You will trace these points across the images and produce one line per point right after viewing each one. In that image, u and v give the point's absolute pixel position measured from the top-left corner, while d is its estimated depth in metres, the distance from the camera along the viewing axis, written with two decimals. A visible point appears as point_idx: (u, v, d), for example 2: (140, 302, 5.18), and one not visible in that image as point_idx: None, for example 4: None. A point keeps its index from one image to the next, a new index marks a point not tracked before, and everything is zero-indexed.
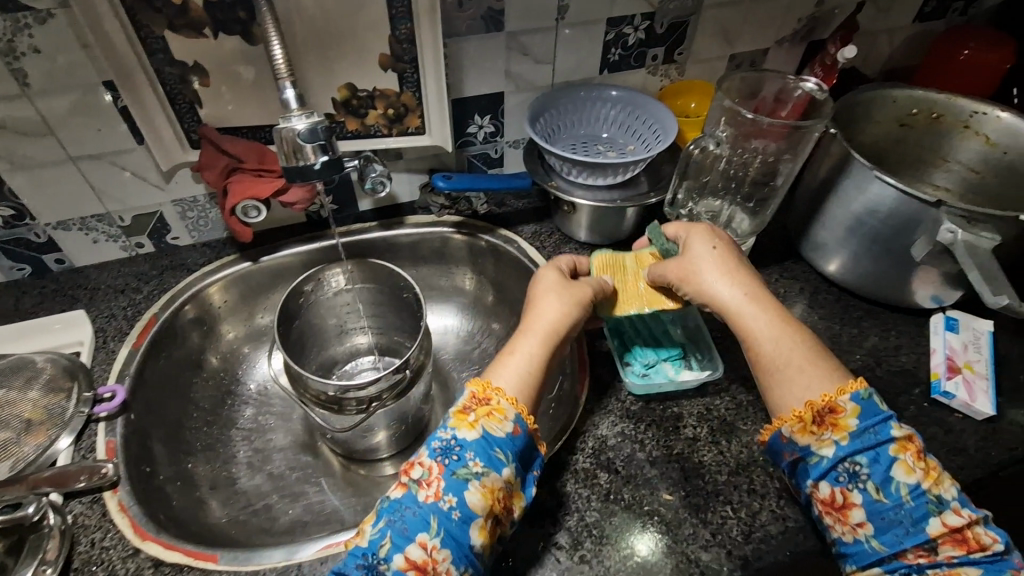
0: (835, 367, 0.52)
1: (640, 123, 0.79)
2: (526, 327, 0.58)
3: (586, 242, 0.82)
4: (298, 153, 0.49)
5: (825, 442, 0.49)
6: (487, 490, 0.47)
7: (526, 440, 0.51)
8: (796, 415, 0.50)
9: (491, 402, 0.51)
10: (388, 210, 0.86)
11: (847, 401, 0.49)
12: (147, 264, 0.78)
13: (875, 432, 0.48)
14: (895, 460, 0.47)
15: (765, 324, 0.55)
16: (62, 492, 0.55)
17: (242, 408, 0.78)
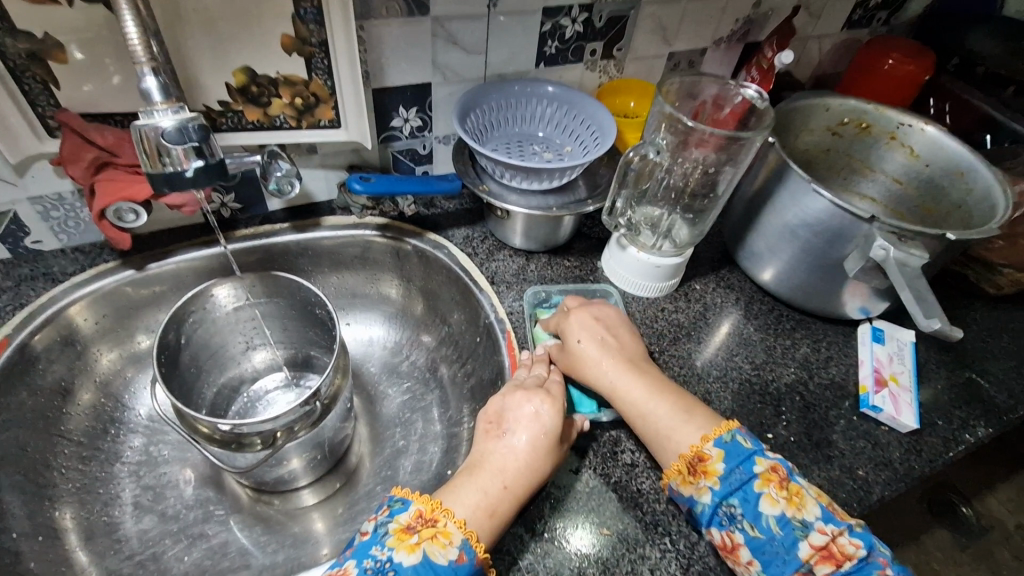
0: (698, 419, 0.55)
1: (577, 124, 0.74)
2: (490, 469, 0.50)
3: (520, 248, 0.77)
4: (163, 156, 0.41)
5: (703, 490, 0.51)
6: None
7: (472, 573, 0.45)
8: (676, 470, 0.53)
9: (438, 523, 0.46)
10: (303, 210, 0.77)
11: (711, 448, 0.52)
12: (1, 273, 0.65)
13: (740, 471, 0.50)
14: (761, 494, 0.49)
15: (643, 400, 0.56)
16: None
17: (128, 439, 0.68)
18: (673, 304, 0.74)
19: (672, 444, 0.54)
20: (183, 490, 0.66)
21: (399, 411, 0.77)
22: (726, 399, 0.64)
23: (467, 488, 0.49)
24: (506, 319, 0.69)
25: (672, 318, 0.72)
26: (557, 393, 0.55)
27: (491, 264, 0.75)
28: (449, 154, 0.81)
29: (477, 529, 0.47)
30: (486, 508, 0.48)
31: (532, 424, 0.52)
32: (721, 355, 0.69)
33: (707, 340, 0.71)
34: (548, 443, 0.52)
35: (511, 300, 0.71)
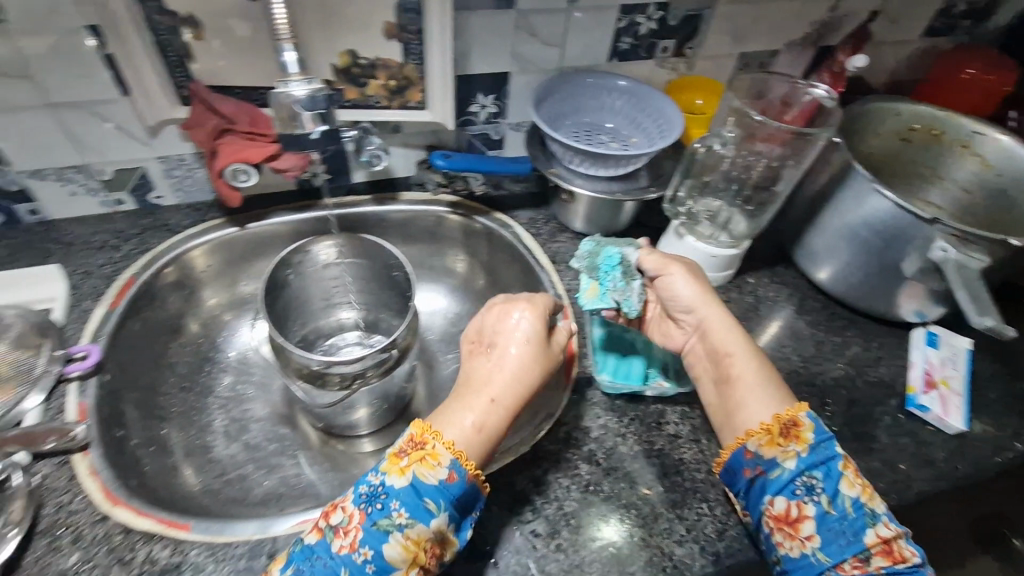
0: (785, 392, 0.55)
1: (645, 116, 0.78)
2: (478, 384, 0.51)
3: (580, 232, 0.82)
4: (294, 120, 0.49)
5: (788, 455, 0.51)
6: (410, 543, 0.44)
7: (463, 488, 0.47)
8: (765, 428, 0.53)
9: (426, 446, 0.47)
10: (383, 184, 0.84)
11: (805, 416, 0.53)
12: (128, 221, 0.75)
13: (828, 448, 0.51)
14: (842, 474, 0.50)
15: (742, 346, 0.58)
16: (30, 452, 0.52)
17: (220, 376, 0.77)
18: (725, 295, 0.77)
19: (762, 399, 0.54)
20: (264, 425, 0.74)
21: (455, 375, 0.83)
22: None
23: (456, 409, 0.50)
24: (564, 295, 0.74)
25: None
26: (541, 302, 0.55)
27: (552, 245, 0.80)
28: (520, 140, 0.86)
29: (464, 447, 0.48)
30: (479, 420, 0.49)
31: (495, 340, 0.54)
32: (768, 346, 0.71)
33: (756, 331, 0.73)
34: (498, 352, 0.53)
35: (568, 279, 0.76)
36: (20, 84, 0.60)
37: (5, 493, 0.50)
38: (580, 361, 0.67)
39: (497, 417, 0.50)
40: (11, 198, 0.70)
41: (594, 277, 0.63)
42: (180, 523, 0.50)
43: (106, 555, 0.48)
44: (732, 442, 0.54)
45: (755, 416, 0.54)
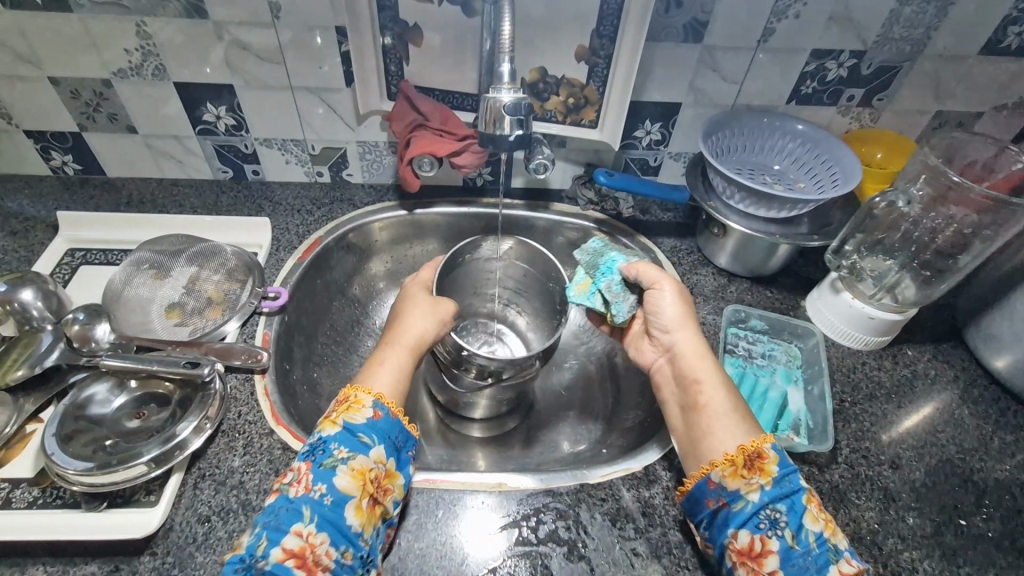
0: (753, 422, 0.52)
1: (818, 163, 0.75)
2: (394, 339, 0.59)
3: (723, 268, 0.80)
4: (497, 123, 0.56)
5: (752, 487, 0.47)
6: (357, 472, 0.46)
7: (391, 424, 0.50)
8: (728, 458, 0.48)
9: (350, 399, 0.51)
10: (537, 192, 0.89)
11: (770, 449, 0.48)
12: (322, 191, 0.87)
13: (792, 481, 0.47)
14: (805, 508, 0.46)
15: (711, 373, 0.55)
16: (224, 364, 0.62)
17: (366, 338, 0.86)
18: (877, 362, 0.71)
19: (734, 429, 0.51)
20: None
21: (570, 384, 0.85)
22: (919, 472, 0.60)
23: (375, 366, 0.55)
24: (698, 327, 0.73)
25: (872, 374, 0.69)
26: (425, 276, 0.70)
27: (693, 277, 0.80)
28: (676, 170, 0.87)
29: (390, 394, 0.52)
30: (397, 370, 0.55)
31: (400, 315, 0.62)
32: (923, 427, 0.65)
33: (909, 408, 0.66)
34: (410, 316, 0.61)
35: (705, 312, 0.75)
36: (275, 68, 0.74)
37: (206, 393, 0.58)
38: None
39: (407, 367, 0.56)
40: (244, 158, 0.85)
41: (590, 274, 0.67)
42: None
43: (267, 464, 0.56)
44: (695, 475, 0.50)
45: (720, 446, 0.50)
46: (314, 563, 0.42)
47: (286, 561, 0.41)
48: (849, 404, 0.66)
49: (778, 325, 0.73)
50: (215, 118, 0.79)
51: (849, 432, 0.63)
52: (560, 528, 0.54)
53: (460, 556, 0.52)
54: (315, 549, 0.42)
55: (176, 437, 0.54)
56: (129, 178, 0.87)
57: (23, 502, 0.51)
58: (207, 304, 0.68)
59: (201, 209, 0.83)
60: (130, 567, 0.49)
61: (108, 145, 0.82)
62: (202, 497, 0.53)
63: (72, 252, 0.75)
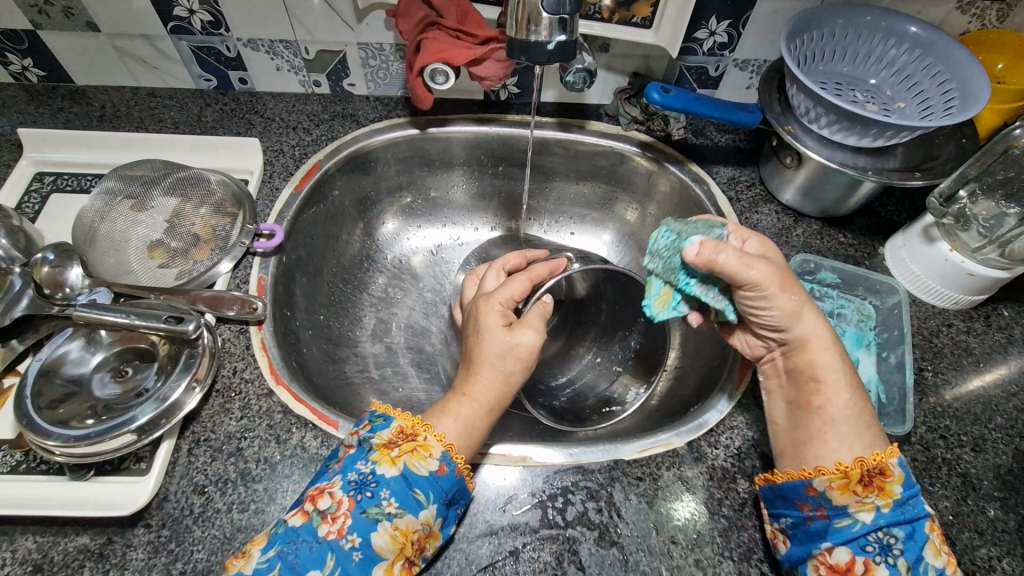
0: (877, 431, 0.46)
1: (928, 78, 0.60)
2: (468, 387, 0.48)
3: (788, 206, 0.68)
4: (530, 24, 0.43)
5: (865, 506, 0.42)
6: (398, 534, 0.41)
7: (452, 482, 0.43)
8: (842, 470, 0.43)
9: (417, 437, 0.44)
10: (571, 108, 0.76)
11: (895, 466, 0.43)
12: (320, 105, 0.75)
13: (914, 505, 0.42)
14: (928, 538, 0.41)
15: (834, 374, 0.47)
16: (214, 314, 0.55)
17: (376, 275, 0.78)
18: (966, 324, 0.60)
19: (855, 438, 0.45)
20: (408, 333, 0.76)
21: None
22: (1006, 456, 0.52)
23: (446, 413, 0.46)
24: None
25: (959, 338, 0.59)
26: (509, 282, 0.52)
27: (752, 216, 0.68)
28: (740, 82, 0.72)
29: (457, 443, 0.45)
30: (470, 434, 0.46)
31: (474, 353, 0.49)
32: (1014, 403, 0.56)
33: (1000, 378, 0.57)
34: (487, 364, 0.48)
35: None
36: None
37: (194, 350, 0.51)
38: None
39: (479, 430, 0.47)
40: (228, 64, 0.72)
41: (669, 281, 0.50)
42: (331, 419, 0.52)
43: (267, 430, 0.51)
44: (793, 475, 0.45)
45: (834, 451, 0.45)
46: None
47: None
48: (928, 374, 0.57)
49: (852, 279, 0.62)
50: (188, 13, 0.66)
51: (925, 406, 0.55)
52: (591, 510, 0.48)
53: (479, 538, 0.47)
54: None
55: (168, 400, 0.48)
56: (100, 87, 0.75)
57: (6, 467, 0.47)
58: (193, 243, 0.59)
59: (184, 125, 0.72)
60: (123, 540, 0.45)
61: (69, 46, 0.70)
62: (197, 465, 0.49)
63: (41, 177, 0.66)
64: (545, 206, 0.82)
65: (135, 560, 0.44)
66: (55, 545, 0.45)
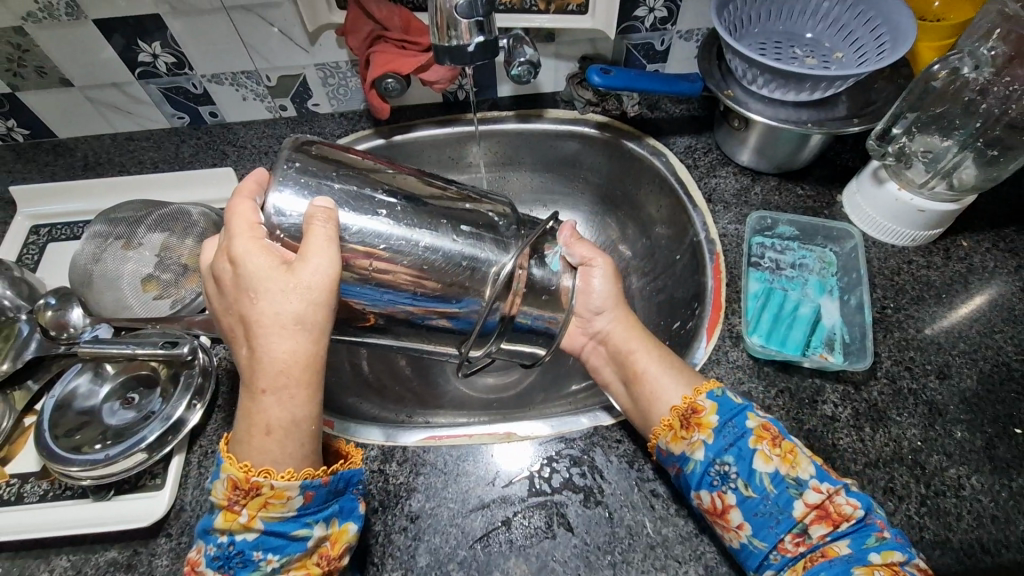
0: (689, 371, 0.51)
1: (861, 25, 0.61)
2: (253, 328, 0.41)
3: (745, 166, 0.70)
4: (451, 29, 0.46)
5: (695, 445, 0.46)
6: (296, 571, 0.42)
7: (324, 496, 0.43)
8: (667, 424, 0.48)
9: (262, 491, 0.41)
10: (528, 99, 0.78)
11: (705, 400, 0.48)
12: (289, 128, 0.79)
13: (734, 425, 0.46)
14: (755, 451, 0.45)
15: (645, 346, 0.54)
16: (210, 336, 0.59)
17: None
18: (925, 258, 0.62)
19: (671, 386, 0.50)
20: None
21: None
22: (969, 379, 0.55)
23: (259, 432, 0.41)
24: (718, 240, 0.65)
25: (920, 274, 0.61)
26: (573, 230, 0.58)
27: (711, 180, 0.70)
28: (688, 52, 0.74)
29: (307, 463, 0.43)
30: (302, 431, 0.42)
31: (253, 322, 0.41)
32: (977, 328, 0.58)
33: (961, 306, 0.59)
34: (273, 330, 0.40)
35: (726, 222, 0.66)
36: None
37: (193, 370, 0.55)
38: (728, 316, 0.60)
39: (309, 412, 0.42)
40: (196, 100, 0.76)
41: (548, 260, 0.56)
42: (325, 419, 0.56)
43: None
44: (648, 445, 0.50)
45: (665, 403, 0.49)
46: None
47: None
48: (890, 311, 0.59)
49: (811, 228, 0.64)
50: (152, 57, 0.69)
51: (890, 342, 0.57)
52: (575, 475, 0.51)
53: (474, 512, 0.50)
54: None
55: (172, 418, 0.52)
56: (82, 137, 0.79)
57: (35, 497, 0.51)
58: (183, 273, 0.63)
59: (163, 164, 0.76)
60: (148, 550, 0.49)
61: (47, 103, 0.74)
62: (208, 475, 0.52)
63: (37, 229, 0.70)
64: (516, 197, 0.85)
65: (161, 567, 0.48)
66: (88, 561, 0.49)
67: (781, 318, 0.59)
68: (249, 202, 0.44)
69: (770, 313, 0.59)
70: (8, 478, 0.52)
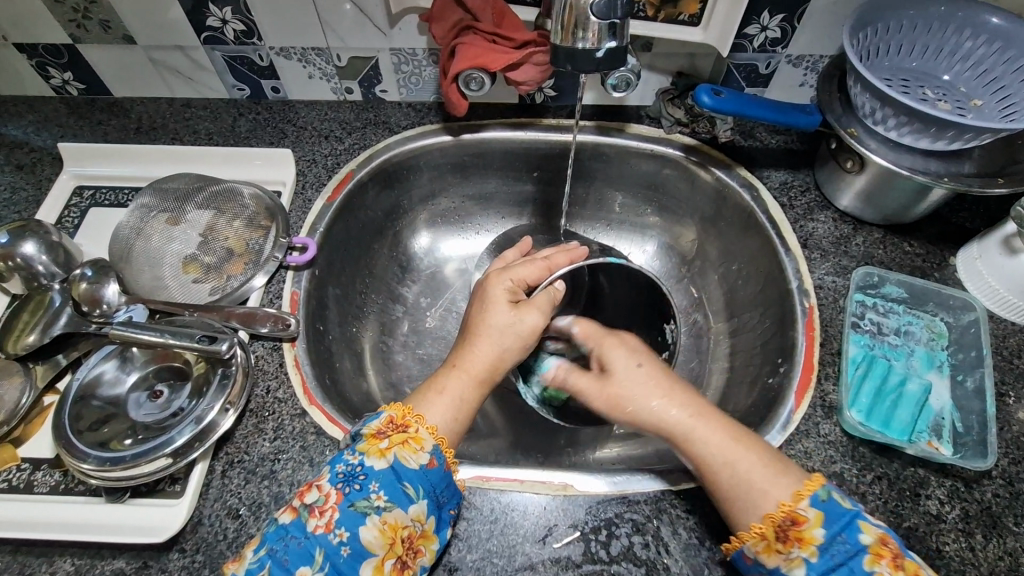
0: (772, 473, 0.43)
1: (1010, 72, 0.54)
2: (461, 359, 0.50)
3: (847, 212, 0.63)
4: (577, 28, 0.44)
5: (794, 562, 0.40)
6: (387, 529, 0.41)
7: (442, 477, 0.43)
8: (757, 532, 0.41)
9: (410, 430, 0.44)
10: (610, 111, 0.72)
11: (807, 509, 0.41)
12: (352, 113, 0.74)
13: (845, 541, 0.39)
14: (872, 575, 0.38)
15: (715, 445, 0.44)
16: (248, 331, 0.54)
17: (409, 285, 0.76)
18: None
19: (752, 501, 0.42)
20: (440, 344, 0.74)
21: None
22: None
23: (434, 391, 0.48)
24: (812, 292, 0.58)
25: None
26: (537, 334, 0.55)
27: (807, 223, 0.63)
28: (794, 79, 0.68)
29: (444, 433, 0.46)
30: (458, 409, 0.48)
31: (476, 322, 0.52)
32: None
33: None
34: (486, 336, 0.51)
35: (822, 273, 0.59)
36: None
37: (228, 368, 0.51)
38: (820, 382, 0.53)
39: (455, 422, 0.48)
40: (260, 73, 0.71)
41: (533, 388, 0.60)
42: None
43: (300, 451, 0.49)
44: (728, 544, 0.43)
45: (744, 517, 0.42)
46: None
47: None
48: (1009, 400, 0.52)
49: (921, 293, 0.57)
50: (221, 23, 0.65)
51: (1008, 437, 0.50)
52: (637, 545, 0.45)
53: (519, 572, 0.44)
54: None
55: (205, 420, 0.48)
56: (137, 98, 0.76)
57: (46, 487, 0.47)
58: (227, 257, 0.59)
59: (217, 136, 0.71)
60: (159, 565, 0.44)
61: (106, 59, 0.70)
62: (231, 487, 0.48)
63: (80, 191, 0.66)
64: (581, 213, 0.79)
65: None
66: (93, 568, 0.44)
67: (884, 392, 0.52)
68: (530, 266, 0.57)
69: (871, 386, 0.53)
70: (19, 461, 0.48)
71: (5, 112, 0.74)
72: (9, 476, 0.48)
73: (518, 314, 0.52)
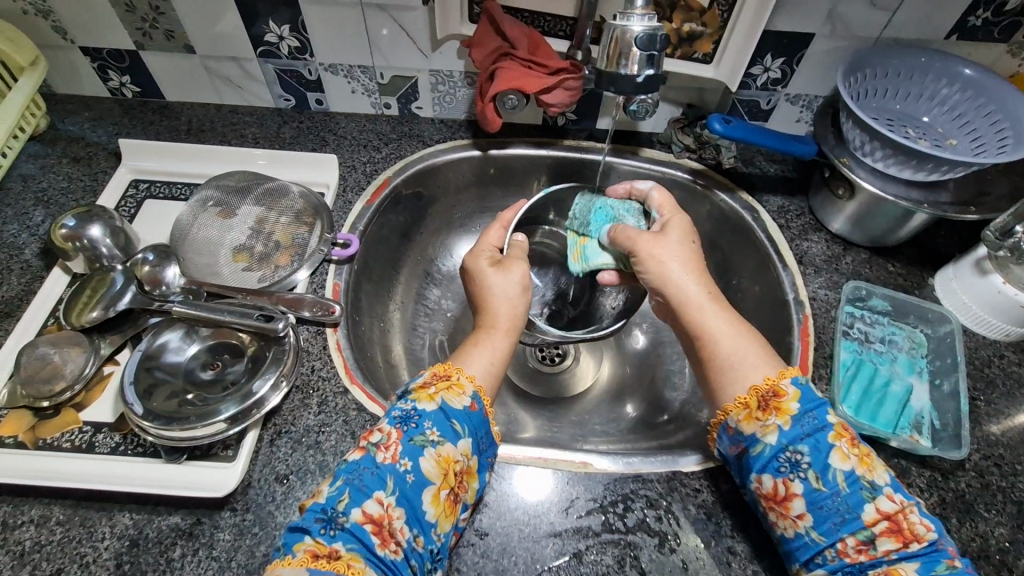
0: (771, 356, 0.51)
1: (980, 116, 0.62)
2: (489, 322, 0.57)
3: (837, 234, 0.70)
4: (621, 58, 0.51)
5: (769, 429, 0.47)
6: (442, 460, 0.45)
7: (483, 419, 0.49)
8: (741, 402, 0.48)
9: (453, 377, 0.50)
10: (625, 135, 0.79)
11: (789, 386, 0.48)
12: (389, 125, 0.80)
13: (814, 418, 0.46)
14: (832, 447, 0.45)
15: (721, 323, 0.53)
16: (295, 315, 0.59)
17: (433, 287, 0.81)
18: (1018, 355, 0.61)
19: (747, 371, 0.50)
20: (460, 342, 0.79)
21: (647, 349, 0.79)
22: None
23: (472, 348, 0.54)
24: (807, 303, 0.64)
25: (1012, 369, 0.60)
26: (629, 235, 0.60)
27: (803, 243, 0.70)
28: (791, 115, 0.76)
29: (483, 381, 0.51)
30: (494, 354, 0.54)
31: (482, 293, 0.59)
32: None
33: None
34: (496, 298, 0.58)
35: (815, 286, 0.66)
36: None
37: (280, 348, 0.55)
38: (813, 382, 0.59)
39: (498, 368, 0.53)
40: (307, 85, 0.78)
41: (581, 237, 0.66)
42: None
43: (343, 425, 0.54)
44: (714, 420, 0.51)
45: (733, 390, 0.50)
46: (388, 534, 0.41)
47: (364, 524, 0.41)
48: (980, 403, 0.58)
49: (904, 307, 0.64)
50: (278, 39, 0.71)
51: (979, 435, 0.56)
52: (651, 518, 0.50)
53: (544, 538, 0.49)
54: (392, 521, 0.42)
55: (253, 395, 0.51)
56: (188, 103, 0.81)
57: (106, 447, 0.51)
58: (276, 248, 0.64)
59: (264, 140, 0.77)
60: (212, 522, 0.48)
61: (165, 65, 0.76)
62: (279, 455, 0.52)
63: (136, 183, 0.71)
64: None
65: (223, 541, 0.47)
66: (150, 522, 0.48)
67: (871, 391, 0.58)
68: (496, 232, 0.64)
69: (860, 385, 0.59)
70: (81, 424, 0.52)
71: (62, 109, 0.80)
72: (72, 437, 0.52)
73: (501, 274, 0.59)
